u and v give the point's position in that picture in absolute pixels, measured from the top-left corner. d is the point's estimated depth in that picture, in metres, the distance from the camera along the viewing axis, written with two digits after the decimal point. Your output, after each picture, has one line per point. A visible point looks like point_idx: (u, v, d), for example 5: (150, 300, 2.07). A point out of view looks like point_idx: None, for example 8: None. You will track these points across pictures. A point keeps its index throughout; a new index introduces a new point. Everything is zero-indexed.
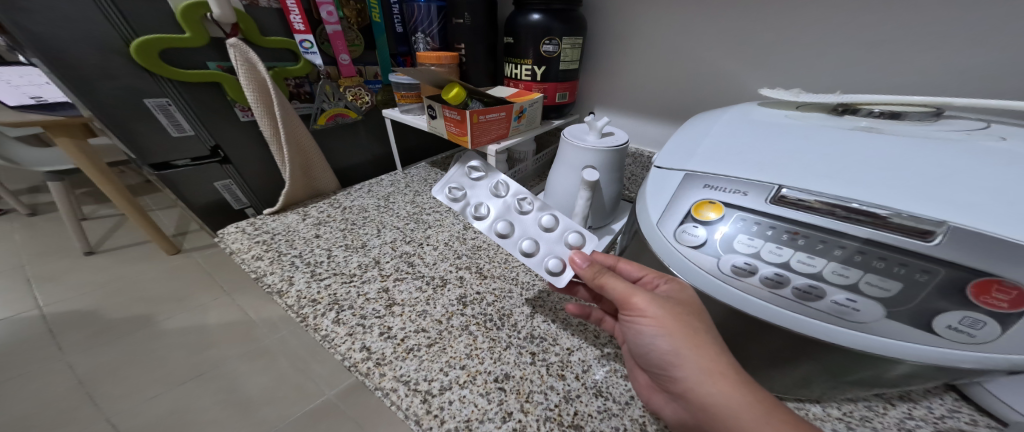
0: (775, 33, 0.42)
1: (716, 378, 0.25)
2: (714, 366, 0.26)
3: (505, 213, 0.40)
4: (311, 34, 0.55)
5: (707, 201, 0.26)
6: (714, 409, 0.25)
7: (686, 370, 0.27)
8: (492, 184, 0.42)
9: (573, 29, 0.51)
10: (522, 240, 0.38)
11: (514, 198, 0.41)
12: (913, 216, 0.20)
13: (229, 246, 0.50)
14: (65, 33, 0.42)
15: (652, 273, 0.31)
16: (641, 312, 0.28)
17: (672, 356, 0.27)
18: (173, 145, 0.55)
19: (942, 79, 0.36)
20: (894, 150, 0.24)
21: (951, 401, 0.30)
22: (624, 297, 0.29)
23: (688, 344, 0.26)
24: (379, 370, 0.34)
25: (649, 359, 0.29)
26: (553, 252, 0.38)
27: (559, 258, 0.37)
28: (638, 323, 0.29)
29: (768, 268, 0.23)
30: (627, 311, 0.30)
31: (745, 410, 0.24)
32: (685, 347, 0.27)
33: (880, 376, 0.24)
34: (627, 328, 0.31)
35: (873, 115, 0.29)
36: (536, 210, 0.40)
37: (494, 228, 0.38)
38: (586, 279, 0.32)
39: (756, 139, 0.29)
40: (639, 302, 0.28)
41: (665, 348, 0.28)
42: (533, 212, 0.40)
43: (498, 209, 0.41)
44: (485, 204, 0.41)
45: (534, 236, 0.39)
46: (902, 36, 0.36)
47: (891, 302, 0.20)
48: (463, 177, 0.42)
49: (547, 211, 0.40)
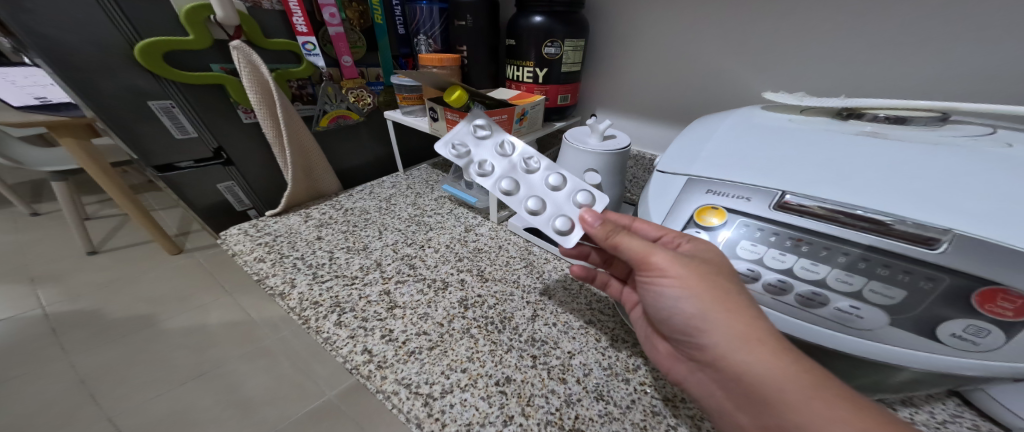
0: (776, 37, 0.42)
1: (751, 344, 0.23)
2: (750, 332, 0.23)
3: (510, 172, 0.39)
4: (313, 36, 0.56)
5: (710, 207, 0.26)
6: (750, 376, 0.23)
7: (715, 336, 0.24)
8: (497, 143, 0.40)
9: (575, 32, 0.51)
10: (528, 199, 0.38)
11: (520, 157, 0.40)
12: (918, 224, 0.20)
13: (232, 248, 0.50)
14: (70, 36, 0.42)
15: (671, 233, 0.27)
16: (663, 271, 0.26)
17: (698, 320, 0.25)
18: (176, 147, 0.55)
19: (942, 83, 0.36)
20: (899, 155, 0.24)
21: (954, 406, 0.30)
22: (642, 256, 0.27)
23: (718, 306, 0.24)
24: (381, 373, 0.35)
25: (673, 324, 0.27)
26: (560, 211, 0.37)
27: (566, 218, 0.36)
28: (659, 284, 0.26)
29: (771, 274, 0.23)
30: (646, 273, 0.27)
31: (788, 378, 0.21)
32: (715, 309, 0.24)
33: (883, 383, 0.23)
34: (646, 292, 0.28)
35: (879, 120, 0.29)
36: (543, 169, 0.39)
37: (500, 186, 0.38)
38: (597, 240, 0.29)
39: (760, 143, 0.29)
40: (660, 261, 0.26)
41: (691, 311, 0.25)
42: (540, 171, 0.39)
43: (502, 166, 0.39)
44: (489, 162, 0.39)
45: (540, 194, 0.38)
46: (905, 40, 0.36)
47: (895, 309, 0.21)
48: (468, 135, 0.41)
49: (554, 170, 0.39)
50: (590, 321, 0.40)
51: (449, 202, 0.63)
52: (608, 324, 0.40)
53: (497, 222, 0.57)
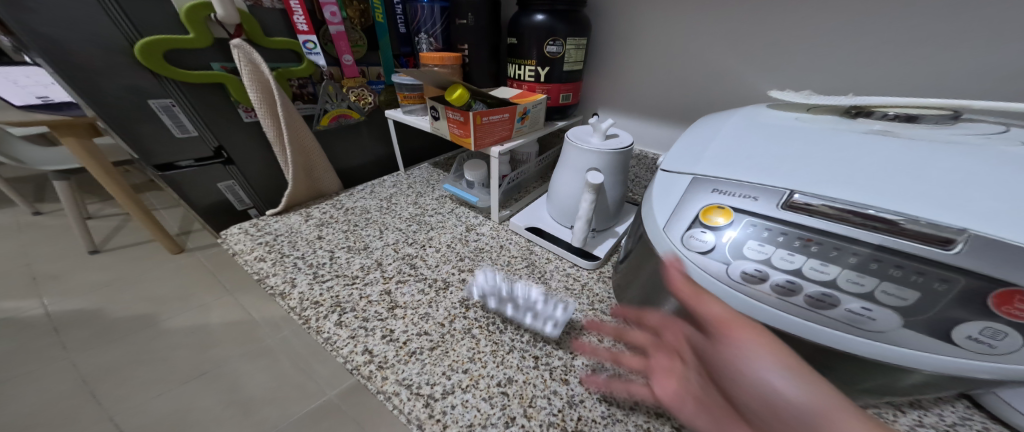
0: (782, 35, 0.42)
1: None
2: None
3: (508, 292, 0.43)
4: (314, 34, 0.56)
5: (716, 206, 0.25)
6: None
7: None
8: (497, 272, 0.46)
9: (577, 31, 0.50)
10: (523, 312, 0.40)
11: (516, 284, 0.44)
12: (932, 223, 0.20)
13: (233, 247, 0.50)
14: (70, 34, 0.42)
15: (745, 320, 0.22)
16: (754, 340, 0.20)
17: (817, 421, 0.17)
18: (176, 146, 0.55)
19: (951, 81, 0.35)
20: (909, 154, 0.23)
21: (963, 408, 0.29)
22: (727, 320, 0.21)
23: (841, 406, 0.17)
24: (382, 373, 0.34)
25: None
26: (551, 318, 0.40)
27: (556, 323, 0.39)
28: (751, 361, 0.19)
29: (779, 274, 0.23)
30: (732, 348, 0.20)
31: None
32: (840, 409, 0.17)
33: (892, 385, 0.23)
34: (727, 377, 0.20)
35: (888, 118, 0.29)
36: (535, 291, 0.43)
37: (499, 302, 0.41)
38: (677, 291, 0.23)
39: (765, 142, 0.28)
40: (753, 329, 0.20)
41: (804, 409, 0.17)
42: (533, 291, 0.43)
43: (501, 295, 0.42)
44: (491, 284, 0.44)
45: (532, 308, 0.41)
46: (913, 38, 0.36)
47: (909, 311, 0.20)
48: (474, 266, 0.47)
49: (544, 293, 0.43)
50: (593, 321, 0.40)
51: (450, 202, 0.62)
52: (610, 325, 0.39)
53: (498, 222, 0.57)
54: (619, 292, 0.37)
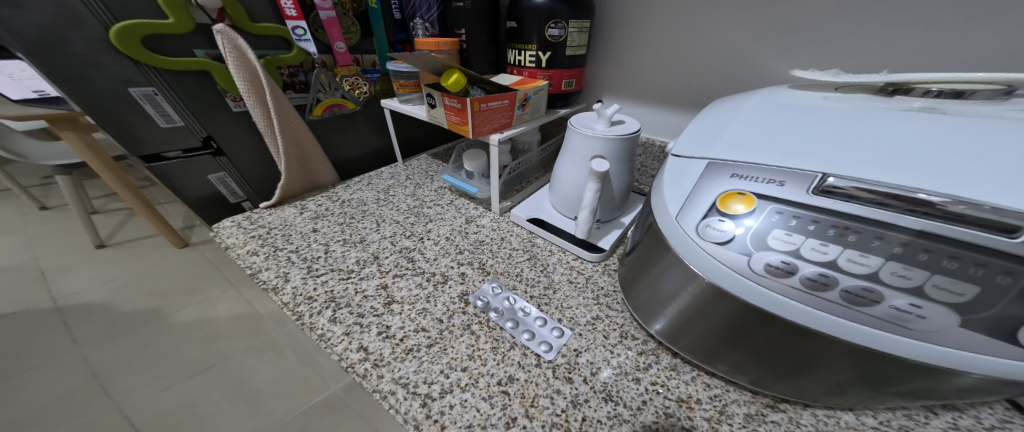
0: (805, 10, 0.39)
1: None
2: None
3: (508, 314, 0.38)
4: (304, 20, 0.53)
5: (737, 192, 0.24)
6: None
7: None
8: (501, 296, 0.40)
9: (581, 12, 0.47)
10: (518, 333, 0.36)
11: (516, 305, 0.39)
12: (995, 209, 0.17)
13: (225, 240, 0.48)
14: (40, 18, 0.39)
15: None
16: None
17: None
18: (162, 137, 0.53)
19: (1001, 56, 0.32)
20: (958, 132, 0.21)
21: (1002, 410, 0.28)
22: None
23: None
24: (377, 372, 0.32)
25: None
26: (544, 338, 0.36)
27: (550, 345, 0.35)
28: None
29: (810, 267, 0.21)
30: None
31: None
32: None
33: (934, 388, 0.21)
34: None
35: (930, 95, 0.26)
36: (534, 312, 0.38)
37: (495, 326, 0.37)
38: None
39: (790, 123, 0.26)
40: None
41: None
42: (532, 312, 0.38)
43: (499, 308, 0.39)
44: (491, 307, 0.39)
45: (528, 327, 0.37)
46: (954, 10, 0.33)
47: (964, 308, 0.18)
48: (485, 289, 0.41)
49: (543, 315, 0.38)
50: (598, 317, 0.38)
51: (449, 193, 0.60)
52: (617, 320, 0.37)
53: (499, 213, 0.55)
54: (626, 285, 0.35)
